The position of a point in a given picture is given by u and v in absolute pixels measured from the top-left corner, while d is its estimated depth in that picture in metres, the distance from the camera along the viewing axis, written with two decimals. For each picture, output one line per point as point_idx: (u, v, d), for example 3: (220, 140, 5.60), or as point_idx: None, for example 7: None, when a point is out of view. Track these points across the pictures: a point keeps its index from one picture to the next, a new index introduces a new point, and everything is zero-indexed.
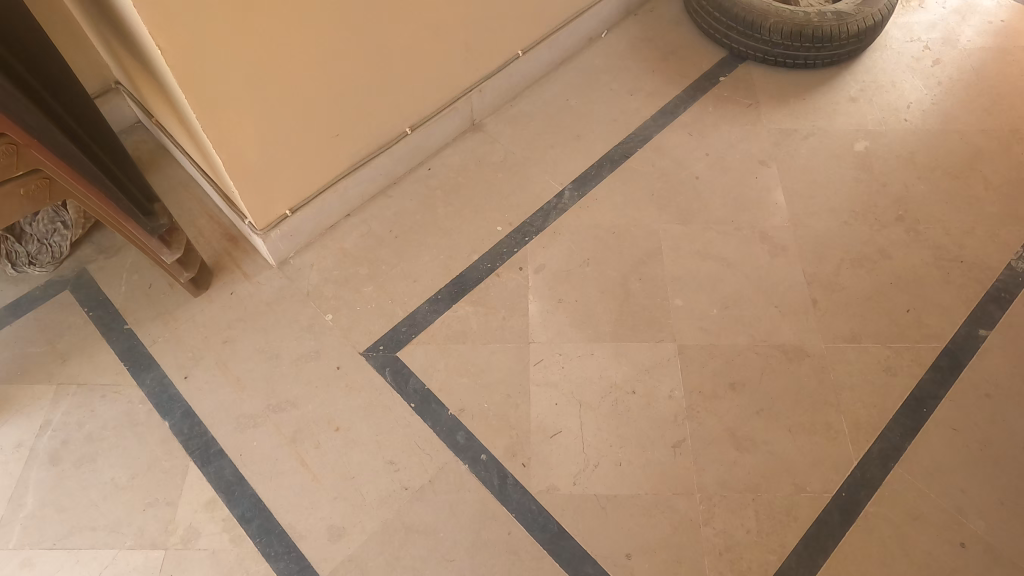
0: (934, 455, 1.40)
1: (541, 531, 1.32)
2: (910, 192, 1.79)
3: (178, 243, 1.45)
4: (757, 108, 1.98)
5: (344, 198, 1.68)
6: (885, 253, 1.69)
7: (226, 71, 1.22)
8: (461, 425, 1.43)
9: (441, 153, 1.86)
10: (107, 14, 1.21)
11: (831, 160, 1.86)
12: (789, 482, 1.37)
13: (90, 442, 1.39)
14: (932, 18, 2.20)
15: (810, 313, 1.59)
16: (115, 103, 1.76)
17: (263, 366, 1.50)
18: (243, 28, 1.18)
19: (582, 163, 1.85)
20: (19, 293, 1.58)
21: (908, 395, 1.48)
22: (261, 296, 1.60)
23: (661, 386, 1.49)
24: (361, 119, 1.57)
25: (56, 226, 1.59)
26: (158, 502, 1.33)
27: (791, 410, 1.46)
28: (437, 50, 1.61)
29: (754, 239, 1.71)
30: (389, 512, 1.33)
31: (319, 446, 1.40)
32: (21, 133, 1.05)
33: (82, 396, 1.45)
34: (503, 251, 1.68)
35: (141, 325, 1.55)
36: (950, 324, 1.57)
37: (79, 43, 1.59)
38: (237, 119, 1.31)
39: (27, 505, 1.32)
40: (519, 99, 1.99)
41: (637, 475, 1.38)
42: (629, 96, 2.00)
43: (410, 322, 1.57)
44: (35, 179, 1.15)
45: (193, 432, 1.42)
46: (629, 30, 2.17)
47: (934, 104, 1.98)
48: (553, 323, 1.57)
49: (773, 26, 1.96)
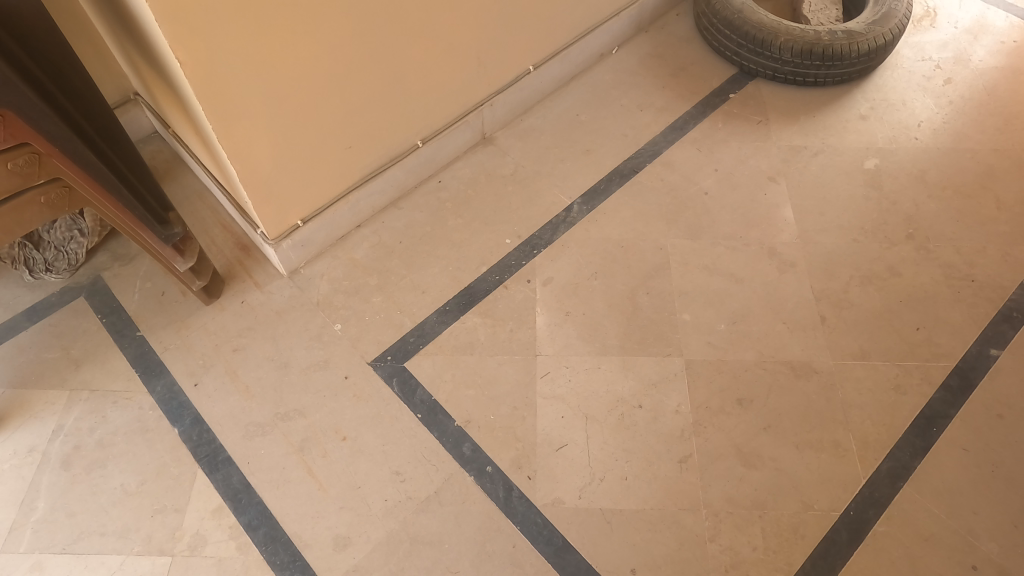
0: (944, 475, 1.39)
1: (546, 543, 1.31)
2: (921, 211, 1.79)
3: (191, 252, 1.47)
4: (766, 124, 1.99)
5: (356, 209, 1.70)
6: (895, 270, 1.68)
7: (244, 85, 1.24)
8: (467, 436, 1.43)
9: (452, 166, 1.88)
10: (129, 27, 1.24)
11: (840, 177, 1.87)
12: (797, 500, 1.36)
13: (101, 447, 1.41)
14: (944, 38, 2.20)
15: (819, 329, 1.59)
16: (133, 114, 1.79)
17: (272, 375, 1.51)
18: (261, 42, 1.21)
19: (592, 177, 1.86)
20: (35, 299, 1.60)
21: (918, 414, 1.47)
22: (272, 304, 1.62)
23: (668, 400, 1.48)
24: (373, 131, 1.59)
25: (73, 234, 1.62)
26: (166, 508, 1.34)
27: (798, 426, 1.45)
28: (450, 64, 1.64)
29: (762, 255, 1.71)
30: (395, 522, 1.33)
31: (326, 454, 1.41)
32: (44, 142, 1.08)
33: (94, 402, 1.47)
34: (512, 263, 1.69)
35: (153, 332, 1.57)
36: (960, 343, 1.56)
37: (100, 55, 1.63)
38: (253, 131, 1.33)
39: (38, 509, 1.33)
40: (530, 114, 2.01)
41: (643, 489, 1.37)
42: (639, 111, 2.01)
43: (418, 333, 1.58)
44: (56, 188, 1.18)
45: (202, 438, 1.43)
46: (639, 46, 2.19)
47: (945, 123, 1.98)
48: (560, 336, 1.57)
49: (783, 44, 1.97)
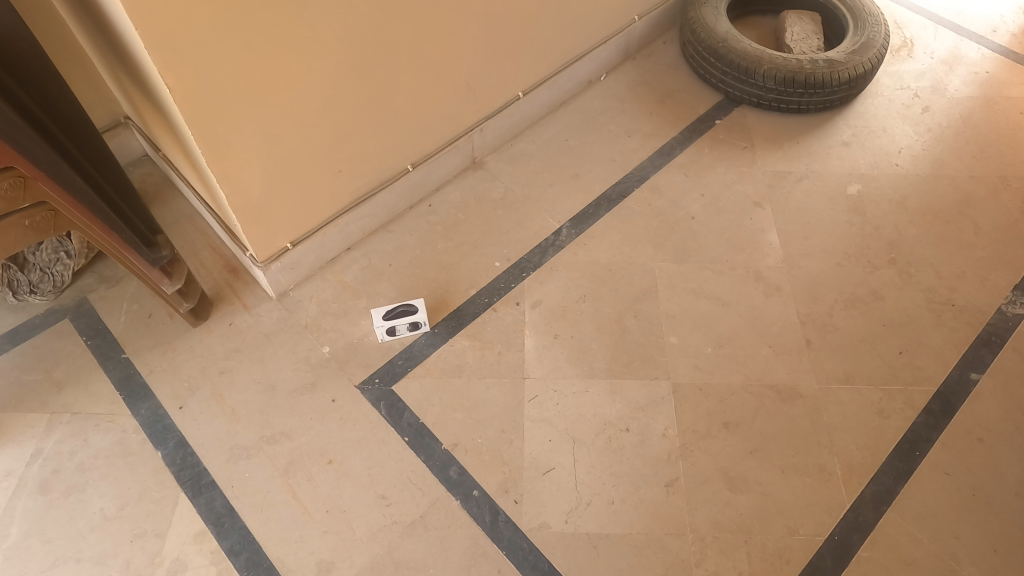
0: (928, 499, 1.40)
1: (531, 569, 1.31)
2: (902, 235, 1.82)
3: (178, 274, 1.46)
4: (752, 150, 2.02)
5: (345, 233, 1.72)
6: (878, 295, 1.70)
7: (232, 110, 1.26)
8: (453, 460, 1.43)
9: (442, 190, 1.90)
10: (119, 52, 1.25)
11: (823, 203, 1.90)
12: (782, 524, 1.37)
13: (81, 471, 1.39)
14: (922, 67, 2.26)
15: (804, 353, 1.60)
16: (124, 137, 1.80)
17: (259, 398, 1.51)
18: (249, 69, 1.22)
19: (580, 201, 1.88)
20: (18, 321, 1.60)
21: (901, 438, 1.48)
22: (260, 327, 1.62)
23: (655, 424, 1.49)
24: (363, 156, 1.60)
25: (59, 256, 1.62)
26: (147, 533, 1.33)
27: (784, 450, 1.46)
28: (439, 91, 1.66)
29: (749, 279, 1.73)
30: (379, 547, 1.32)
31: (311, 478, 1.40)
32: (30, 166, 1.07)
33: (76, 425, 1.45)
34: (500, 286, 1.70)
35: (139, 354, 1.57)
36: (942, 367, 1.58)
37: (92, 78, 1.64)
38: (240, 156, 1.34)
39: (13, 534, 1.31)
40: (519, 139, 2.04)
41: (629, 513, 1.37)
42: (626, 137, 2.05)
43: (407, 356, 1.58)
44: (41, 211, 1.17)
45: (186, 462, 1.42)
46: (627, 73, 2.23)
47: (925, 149, 2.02)
48: (548, 359, 1.58)
49: (767, 72, 2.01)
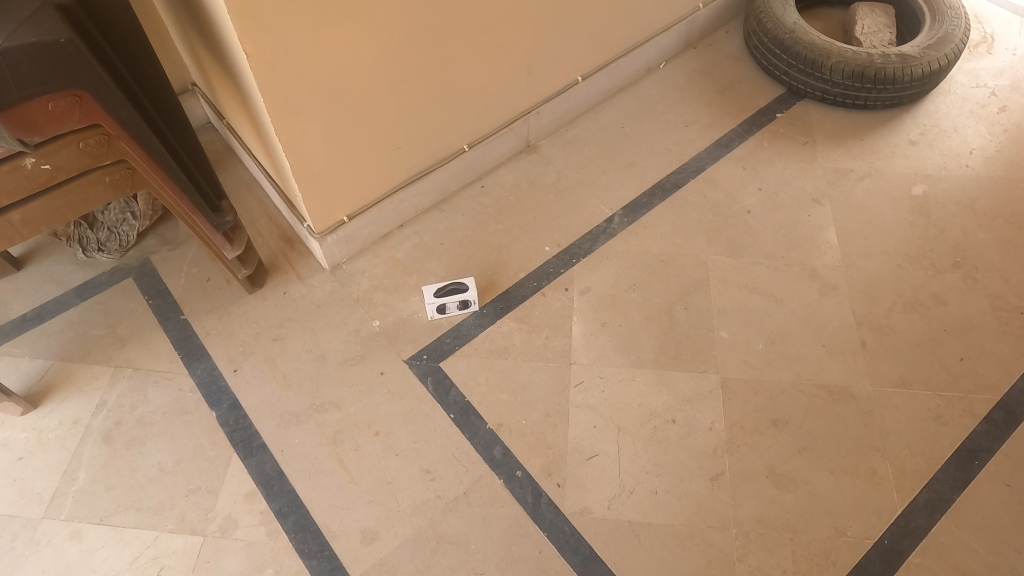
0: (986, 510, 1.35)
1: (572, 552, 1.31)
2: (969, 239, 1.76)
3: (240, 241, 1.50)
4: (813, 146, 1.97)
5: (400, 209, 1.73)
6: (939, 299, 1.65)
7: (303, 82, 1.28)
8: (497, 440, 1.44)
9: (495, 171, 1.90)
10: (198, 17, 1.28)
11: (887, 203, 1.84)
12: (829, 525, 1.34)
13: (141, 425, 1.44)
14: (1001, 64, 2.17)
15: (858, 354, 1.56)
16: (190, 104, 1.85)
17: (310, 366, 1.54)
18: (323, 41, 1.25)
19: (634, 189, 1.86)
20: (86, 277, 1.66)
21: (959, 446, 1.43)
22: (313, 297, 1.65)
23: (702, 417, 1.47)
24: (423, 133, 1.62)
25: (126, 217, 1.67)
26: (200, 489, 1.37)
27: (834, 451, 1.43)
28: (501, 71, 1.66)
29: (804, 276, 1.69)
30: (422, 520, 1.34)
31: (358, 447, 1.42)
32: (113, 125, 1.12)
33: (137, 380, 1.51)
34: (549, 271, 1.70)
35: (197, 317, 1.61)
36: (1007, 377, 1.52)
37: (166, 45, 1.69)
38: (307, 127, 1.37)
39: (79, 479, 1.37)
40: (575, 124, 2.02)
41: (673, 504, 1.36)
42: (683, 127, 2.01)
43: (455, 334, 1.60)
44: (120, 169, 1.21)
45: (238, 423, 1.46)
46: (686, 62, 2.20)
47: (999, 151, 1.94)
48: (595, 346, 1.58)
49: (835, 66, 1.95)
